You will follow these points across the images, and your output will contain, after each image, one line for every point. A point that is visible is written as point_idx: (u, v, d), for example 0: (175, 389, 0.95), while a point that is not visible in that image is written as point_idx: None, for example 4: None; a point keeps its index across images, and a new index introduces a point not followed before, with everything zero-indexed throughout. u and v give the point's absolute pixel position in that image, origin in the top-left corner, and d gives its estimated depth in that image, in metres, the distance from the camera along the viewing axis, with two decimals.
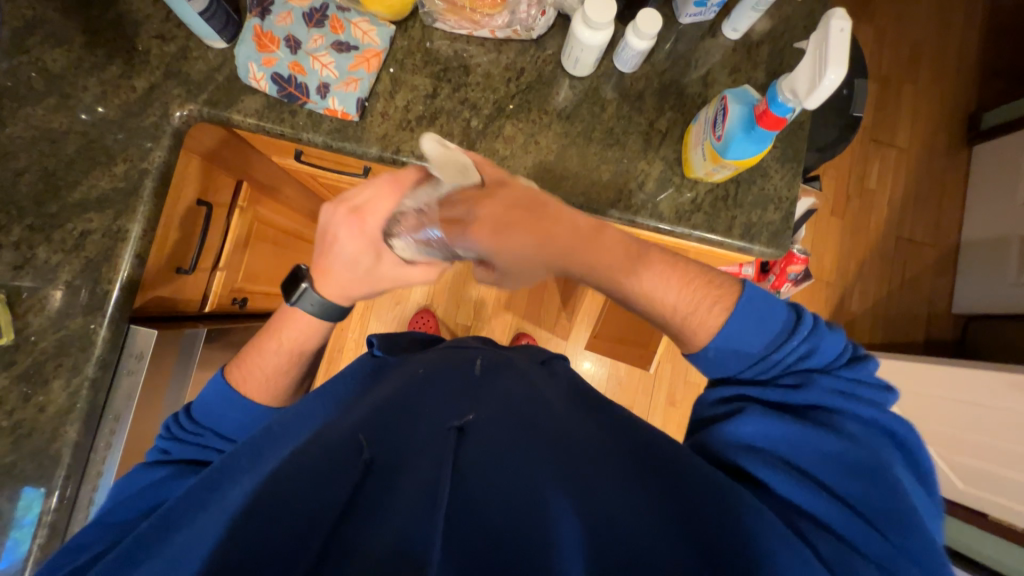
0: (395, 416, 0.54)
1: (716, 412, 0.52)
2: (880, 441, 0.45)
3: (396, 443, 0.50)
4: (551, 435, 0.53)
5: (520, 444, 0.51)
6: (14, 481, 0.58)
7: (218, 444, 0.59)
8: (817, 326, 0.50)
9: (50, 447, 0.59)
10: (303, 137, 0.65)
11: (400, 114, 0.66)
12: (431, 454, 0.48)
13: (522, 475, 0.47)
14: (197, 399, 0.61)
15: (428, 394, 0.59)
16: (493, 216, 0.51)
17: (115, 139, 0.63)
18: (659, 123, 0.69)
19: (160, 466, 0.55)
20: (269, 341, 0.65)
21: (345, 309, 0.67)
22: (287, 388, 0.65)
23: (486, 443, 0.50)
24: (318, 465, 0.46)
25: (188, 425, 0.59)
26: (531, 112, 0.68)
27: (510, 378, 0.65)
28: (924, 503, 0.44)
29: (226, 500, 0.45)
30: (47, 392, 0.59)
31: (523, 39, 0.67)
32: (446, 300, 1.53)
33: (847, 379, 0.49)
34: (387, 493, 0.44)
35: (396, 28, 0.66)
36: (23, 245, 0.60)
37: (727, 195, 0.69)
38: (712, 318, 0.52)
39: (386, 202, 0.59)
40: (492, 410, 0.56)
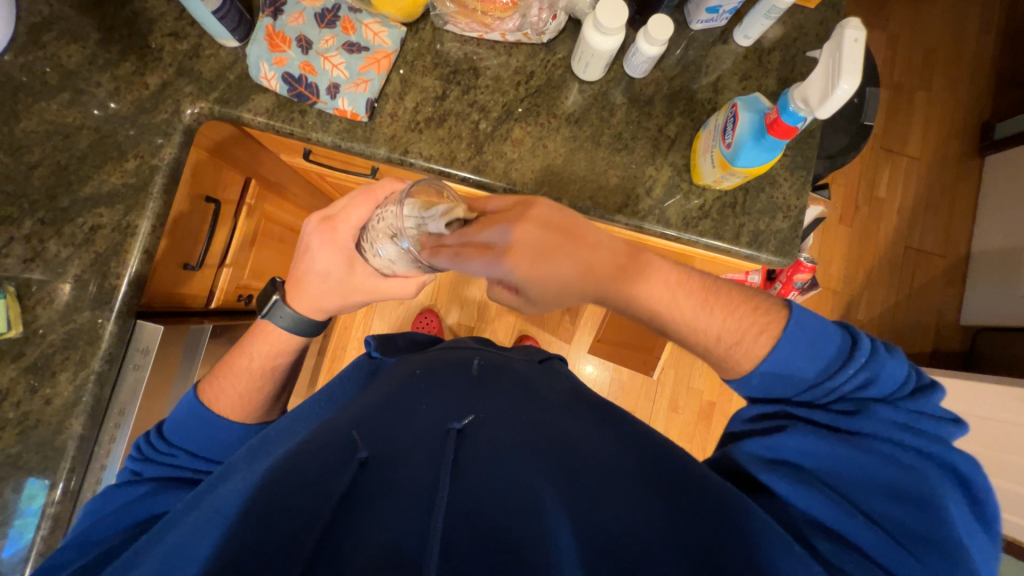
0: (389, 415, 0.54)
1: (750, 428, 0.52)
2: (933, 471, 0.43)
3: (390, 441, 0.50)
4: (550, 437, 0.53)
5: (518, 444, 0.51)
6: (19, 472, 0.59)
7: (194, 464, 0.59)
8: (877, 353, 0.48)
9: (56, 438, 0.60)
10: (313, 137, 0.65)
11: (409, 116, 0.66)
12: (428, 455, 0.48)
13: (520, 475, 0.47)
14: (170, 420, 0.61)
15: (426, 394, 0.59)
16: (529, 243, 0.52)
17: (127, 135, 0.63)
18: (668, 129, 0.69)
19: (137, 485, 0.55)
20: (240, 359, 0.66)
21: (320, 323, 0.69)
22: (262, 403, 0.66)
23: (487, 444, 0.50)
24: (316, 465, 0.46)
25: (161, 445, 0.58)
26: (539, 115, 0.68)
27: (508, 379, 0.65)
28: (976, 536, 0.42)
29: (220, 494, 0.46)
30: (54, 385, 0.60)
31: (534, 42, 0.67)
32: (449, 300, 1.54)
33: (910, 408, 0.47)
34: (383, 492, 0.44)
35: (406, 29, 0.66)
36: (33, 238, 0.61)
37: (734, 203, 0.69)
38: (757, 347, 0.51)
39: (359, 209, 0.63)
40: (489, 411, 0.56)
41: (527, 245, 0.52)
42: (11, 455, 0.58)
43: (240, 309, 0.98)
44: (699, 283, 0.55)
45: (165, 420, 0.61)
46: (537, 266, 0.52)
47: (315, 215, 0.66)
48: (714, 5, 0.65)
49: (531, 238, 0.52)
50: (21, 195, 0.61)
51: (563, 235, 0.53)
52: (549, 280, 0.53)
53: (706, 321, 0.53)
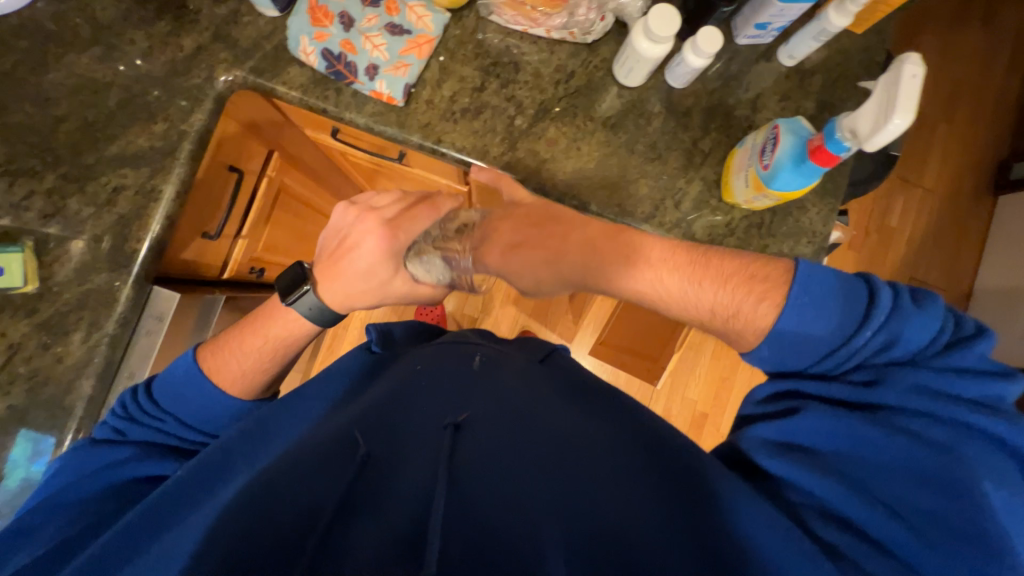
0: (389, 414, 0.54)
1: (762, 410, 0.50)
2: (967, 445, 0.40)
3: (388, 441, 0.50)
4: (556, 436, 0.52)
5: (515, 442, 0.51)
6: (26, 428, 0.58)
7: (178, 431, 0.60)
8: (895, 314, 0.45)
9: (65, 398, 0.59)
10: (345, 116, 0.64)
11: (445, 105, 0.65)
12: (427, 451, 0.49)
13: (525, 476, 0.47)
14: (161, 384, 0.61)
15: (424, 394, 0.59)
16: (505, 238, 0.64)
17: (157, 96, 0.62)
18: (703, 142, 0.69)
19: (121, 446, 0.56)
20: (245, 332, 0.65)
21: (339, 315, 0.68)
22: (261, 381, 0.65)
23: (485, 440, 0.50)
24: (316, 464, 0.46)
25: (149, 408, 0.59)
26: (576, 117, 0.67)
27: (511, 374, 0.65)
28: (1022, 519, 0.38)
29: (219, 497, 0.46)
30: (66, 343, 0.59)
31: (578, 41, 0.66)
32: (454, 289, 1.54)
33: (937, 373, 0.43)
34: (381, 487, 0.44)
35: (451, 16, 0.65)
36: (55, 193, 0.60)
37: (761, 223, 0.69)
38: (759, 317, 0.48)
39: (421, 219, 0.69)
40: (488, 408, 0.56)
41: (502, 239, 0.64)
42: (19, 410, 0.58)
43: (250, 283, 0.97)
44: (699, 258, 0.53)
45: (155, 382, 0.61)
46: (510, 254, 0.64)
47: (350, 203, 0.69)
48: (763, 22, 0.64)
49: (510, 232, 0.64)
50: (45, 148, 0.60)
51: (540, 233, 0.62)
52: (527, 272, 0.63)
53: (700, 295, 0.52)
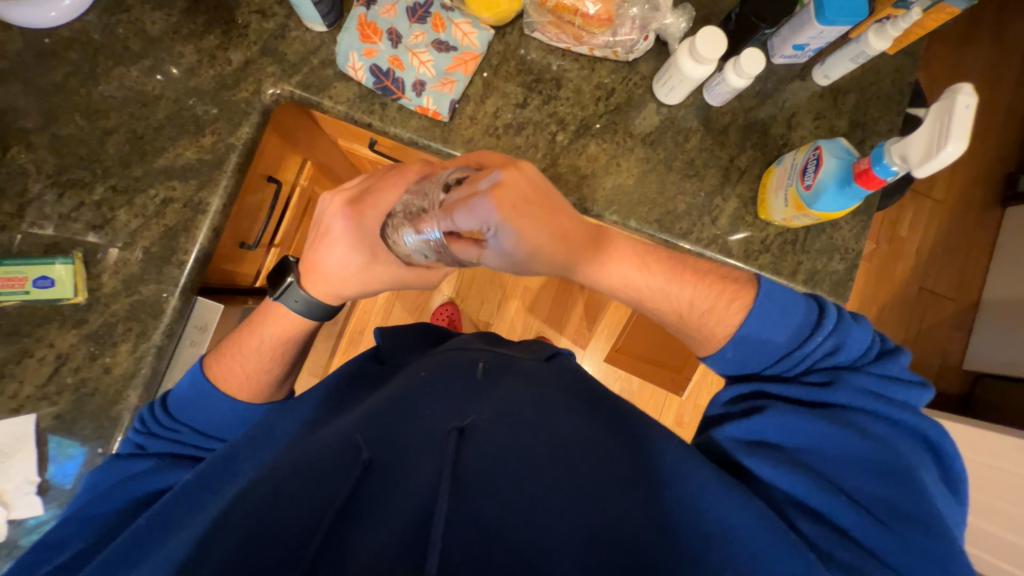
0: (398, 416, 0.54)
1: (728, 411, 0.53)
2: (905, 441, 0.45)
3: (392, 446, 0.49)
4: (566, 438, 0.49)
5: (513, 444, 0.48)
6: (75, 437, 0.59)
7: (195, 441, 0.59)
8: (841, 322, 0.51)
9: (112, 408, 0.60)
10: (390, 131, 0.64)
11: (488, 121, 0.66)
12: (424, 456, 0.47)
13: (521, 478, 0.44)
14: (175, 394, 0.59)
15: (428, 409, 0.55)
16: (517, 194, 0.50)
17: (204, 109, 0.62)
18: (739, 160, 0.70)
19: (139, 459, 0.55)
20: (248, 335, 0.63)
21: (333, 309, 0.64)
22: (271, 386, 0.63)
23: (488, 445, 0.47)
24: (320, 471, 0.46)
25: (164, 420, 0.58)
26: (616, 133, 0.68)
27: (520, 375, 0.62)
28: (949, 506, 0.43)
29: (224, 498, 0.48)
30: (114, 354, 0.60)
31: (619, 60, 0.67)
32: (469, 295, 1.55)
33: (878, 376, 0.49)
34: (384, 496, 0.43)
35: (495, 34, 0.66)
36: (104, 205, 0.60)
37: (795, 240, 0.70)
38: (729, 317, 0.54)
39: (388, 193, 0.58)
40: (494, 411, 0.52)
41: (512, 196, 0.49)
42: (69, 419, 0.59)
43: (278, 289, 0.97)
44: (678, 261, 0.58)
45: (169, 393, 0.60)
46: (518, 214, 0.49)
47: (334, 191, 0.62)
48: (801, 43, 0.65)
49: (524, 189, 0.50)
50: (95, 160, 0.60)
51: (541, 204, 0.51)
52: (532, 240, 0.51)
53: (678, 294, 0.57)
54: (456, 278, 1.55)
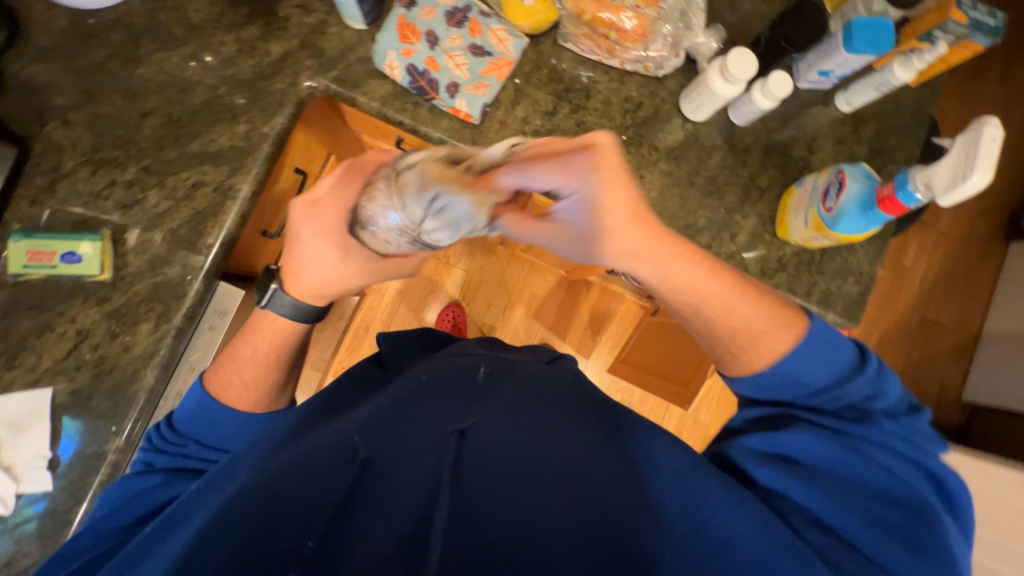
0: (393, 420, 0.51)
1: (749, 427, 0.54)
2: (924, 485, 0.46)
3: (390, 442, 0.48)
4: (569, 445, 0.48)
5: (519, 446, 0.47)
6: (89, 414, 0.59)
7: (202, 454, 0.58)
8: (881, 369, 0.52)
9: (128, 387, 0.60)
10: (421, 130, 0.66)
11: (517, 126, 0.67)
12: (426, 457, 0.46)
13: (527, 487, 0.44)
14: (178, 410, 0.60)
15: (424, 408, 0.53)
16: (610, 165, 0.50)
17: (240, 97, 0.63)
18: (760, 179, 0.71)
19: (149, 475, 0.55)
20: (241, 346, 0.62)
21: (319, 310, 0.63)
22: (271, 392, 0.63)
23: (490, 446, 0.47)
24: (318, 464, 0.44)
25: (169, 435, 0.58)
26: (641, 146, 0.69)
27: (523, 378, 0.62)
28: (963, 556, 0.43)
29: (223, 494, 0.45)
30: (134, 333, 0.60)
31: (649, 74, 0.69)
32: (475, 298, 1.56)
33: (907, 426, 0.50)
34: (387, 492, 0.42)
35: (530, 42, 0.67)
36: (135, 185, 0.61)
37: (811, 260, 0.71)
38: (780, 343, 0.53)
39: (349, 190, 0.56)
40: (494, 413, 0.52)
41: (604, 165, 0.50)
42: (85, 396, 0.59)
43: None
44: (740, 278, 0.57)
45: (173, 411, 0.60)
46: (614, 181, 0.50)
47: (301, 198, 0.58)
48: (827, 70, 0.67)
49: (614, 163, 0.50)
50: (130, 141, 0.61)
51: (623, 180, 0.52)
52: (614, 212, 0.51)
53: (733, 312, 0.55)
54: (463, 280, 1.55)
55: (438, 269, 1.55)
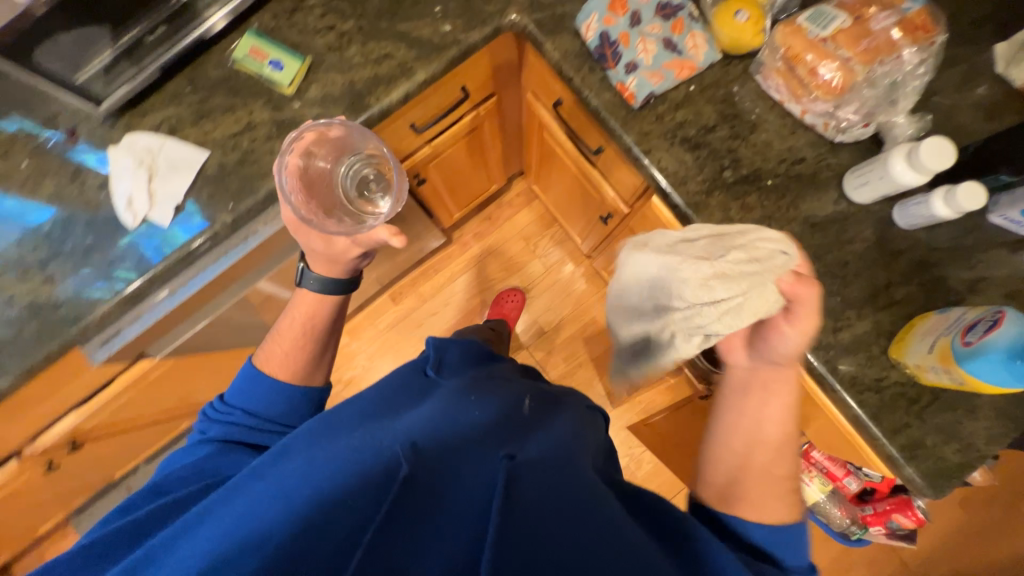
0: (443, 433, 0.47)
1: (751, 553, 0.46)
2: None
3: (436, 463, 0.44)
4: (596, 515, 0.41)
5: (579, 509, 0.41)
6: (221, 187, 0.70)
7: (247, 422, 0.60)
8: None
9: (255, 181, 0.70)
10: (584, 92, 0.69)
11: (671, 126, 0.68)
12: (478, 490, 0.41)
13: (556, 560, 0.36)
14: (232, 386, 0.64)
15: (474, 432, 0.49)
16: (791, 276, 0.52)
17: (456, 5, 0.72)
18: (896, 289, 0.64)
19: (205, 443, 0.58)
20: (282, 324, 0.69)
21: (344, 282, 0.70)
22: (306, 361, 0.66)
23: (544, 490, 0.42)
24: (356, 486, 0.42)
25: (222, 406, 0.62)
26: (783, 198, 0.66)
27: (572, 425, 0.57)
28: None
29: (258, 494, 0.44)
30: (282, 144, 0.70)
31: (824, 135, 0.66)
32: (541, 296, 1.58)
33: None
34: (429, 527, 0.37)
35: (719, 60, 0.68)
36: (345, 36, 0.72)
37: (915, 399, 0.62)
38: (779, 510, 0.47)
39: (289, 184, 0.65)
40: (546, 456, 0.47)
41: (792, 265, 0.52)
42: (226, 171, 0.70)
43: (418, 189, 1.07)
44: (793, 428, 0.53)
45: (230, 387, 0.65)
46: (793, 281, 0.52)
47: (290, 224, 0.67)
48: None
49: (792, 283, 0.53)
50: (361, 3, 0.73)
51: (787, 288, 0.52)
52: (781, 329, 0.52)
53: (779, 457, 0.51)
54: (538, 276, 1.59)
55: (523, 253, 1.60)
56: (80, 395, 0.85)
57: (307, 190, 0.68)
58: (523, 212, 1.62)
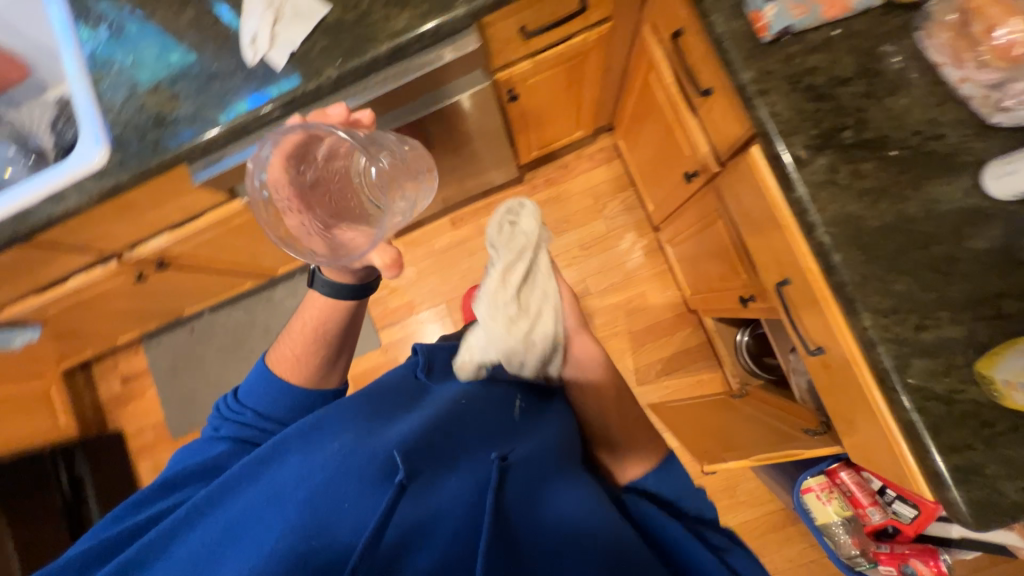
0: (438, 441, 0.58)
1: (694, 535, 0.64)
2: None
3: (428, 464, 0.54)
4: (559, 507, 0.56)
5: (548, 517, 0.54)
6: (333, 43, 0.74)
7: (258, 424, 0.68)
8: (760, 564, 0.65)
9: (365, 44, 0.73)
10: (711, 14, 0.63)
11: (798, 69, 0.62)
12: (468, 494, 0.52)
13: (539, 535, 0.51)
14: (244, 386, 0.73)
15: (459, 442, 0.60)
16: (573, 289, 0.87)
17: None
18: (1006, 302, 0.57)
19: (219, 442, 0.66)
20: (294, 322, 0.75)
21: (356, 288, 0.72)
22: (311, 365, 0.72)
23: (520, 485, 0.56)
24: (358, 481, 0.50)
25: (235, 405, 0.71)
26: (904, 173, 0.60)
27: (548, 431, 0.70)
28: None
29: (270, 477, 0.53)
30: (399, 14, 0.73)
31: (978, 113, 0.58)
32: (594, 259, 1.58)
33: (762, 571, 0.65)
34: (427, 525, 0.48)
35: (878, 8, 0.62)
36: None
37: (988, 422, 0.56)
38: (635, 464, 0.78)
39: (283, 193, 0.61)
40: (523, 455, 0.60)
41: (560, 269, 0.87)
42: (341, 29, 0.74)
43: (508, 109, 1.07)
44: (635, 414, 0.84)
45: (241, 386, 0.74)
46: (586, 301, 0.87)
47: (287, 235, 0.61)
48: None
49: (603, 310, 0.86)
50: None
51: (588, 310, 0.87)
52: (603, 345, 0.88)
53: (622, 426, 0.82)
54: (597, 237, 1.59)
55: (589, 212, 1.59)
56: (176, 219, 0.97)
57: (302, 194, 0.61)
58: (600, 171, 1.60)
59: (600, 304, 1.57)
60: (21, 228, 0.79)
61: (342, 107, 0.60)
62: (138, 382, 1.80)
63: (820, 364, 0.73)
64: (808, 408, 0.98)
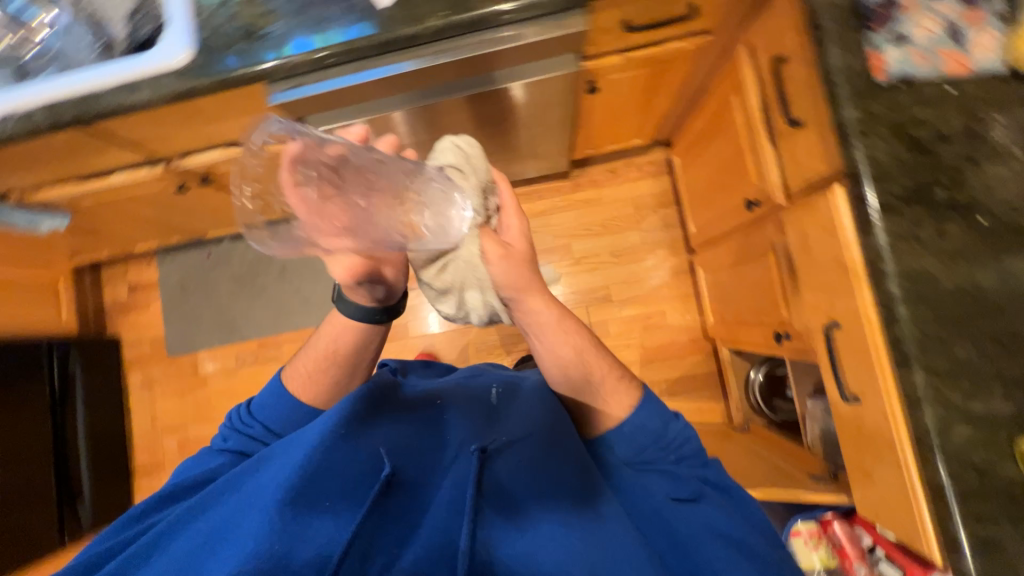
0: (417, 443, 0.70)
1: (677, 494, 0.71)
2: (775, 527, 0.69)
3: (408, 462, 0.66)
4: (545, 475, 0.69)
5: (528, 492, 0.67)
6: None
7: (260, 437, 0.77)
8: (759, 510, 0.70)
9: (474, 2, 0.72)
10: (831, 45, 0.62)
11: (903, 118, 0.62)
12: (456, 484, 0.66)
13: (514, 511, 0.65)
14: (257, 400, 0.80)
15: (442, 438, 0.72)
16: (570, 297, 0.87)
17: None
18: None
19: (221, 454, 0.76)
20: (309, 345, 0.77)
21: (372, 311, 0.69)
22: (326, 380, 0.76)
23: (500, 471, 0.68)
24: (345, 485, 0.62)
25: (245, 417, 0.79)
26: (985, 243, 0.60)
27: (532, 402, 0.80)
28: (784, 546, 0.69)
29: (270, 480, 0.63)
30: None
31: None
32: (621, 268, 1.59)
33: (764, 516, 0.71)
34: (410, 516, 0.62)
35: (997, 75, 0.62)
36: None
37: (1014, 499, 0.57)
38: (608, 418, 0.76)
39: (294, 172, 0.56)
40: (506, 438, 0.72)
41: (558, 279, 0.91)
42: None
43: (584, 99, 1.07)
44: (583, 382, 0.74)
45: (254, 399, 0.81)
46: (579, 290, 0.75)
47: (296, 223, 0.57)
48: None
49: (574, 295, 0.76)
50: None
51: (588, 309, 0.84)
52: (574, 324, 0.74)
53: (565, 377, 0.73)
54: (629, 248, 1.59)
55: (626, 221, 1.59)
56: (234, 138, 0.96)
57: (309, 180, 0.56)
58: (646, 182, 1.59)
59: (618, 314, 1.57)
60: (87, 112, 0.78)
61: (362, 126, 0.63)
62: (144, 294, 1.79)
63: (848, 412, 0.74)
64: (817, 455, 0.98)
